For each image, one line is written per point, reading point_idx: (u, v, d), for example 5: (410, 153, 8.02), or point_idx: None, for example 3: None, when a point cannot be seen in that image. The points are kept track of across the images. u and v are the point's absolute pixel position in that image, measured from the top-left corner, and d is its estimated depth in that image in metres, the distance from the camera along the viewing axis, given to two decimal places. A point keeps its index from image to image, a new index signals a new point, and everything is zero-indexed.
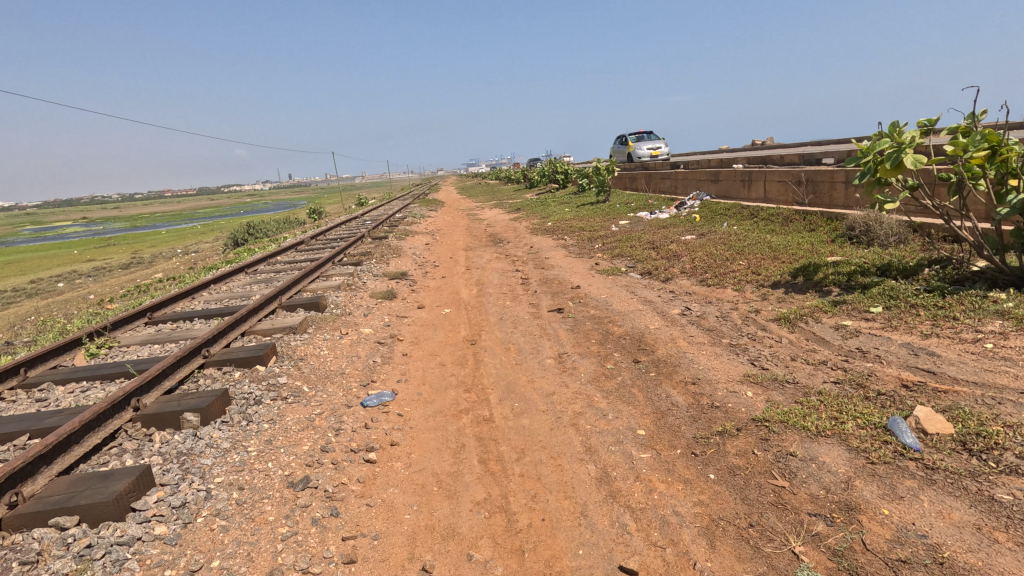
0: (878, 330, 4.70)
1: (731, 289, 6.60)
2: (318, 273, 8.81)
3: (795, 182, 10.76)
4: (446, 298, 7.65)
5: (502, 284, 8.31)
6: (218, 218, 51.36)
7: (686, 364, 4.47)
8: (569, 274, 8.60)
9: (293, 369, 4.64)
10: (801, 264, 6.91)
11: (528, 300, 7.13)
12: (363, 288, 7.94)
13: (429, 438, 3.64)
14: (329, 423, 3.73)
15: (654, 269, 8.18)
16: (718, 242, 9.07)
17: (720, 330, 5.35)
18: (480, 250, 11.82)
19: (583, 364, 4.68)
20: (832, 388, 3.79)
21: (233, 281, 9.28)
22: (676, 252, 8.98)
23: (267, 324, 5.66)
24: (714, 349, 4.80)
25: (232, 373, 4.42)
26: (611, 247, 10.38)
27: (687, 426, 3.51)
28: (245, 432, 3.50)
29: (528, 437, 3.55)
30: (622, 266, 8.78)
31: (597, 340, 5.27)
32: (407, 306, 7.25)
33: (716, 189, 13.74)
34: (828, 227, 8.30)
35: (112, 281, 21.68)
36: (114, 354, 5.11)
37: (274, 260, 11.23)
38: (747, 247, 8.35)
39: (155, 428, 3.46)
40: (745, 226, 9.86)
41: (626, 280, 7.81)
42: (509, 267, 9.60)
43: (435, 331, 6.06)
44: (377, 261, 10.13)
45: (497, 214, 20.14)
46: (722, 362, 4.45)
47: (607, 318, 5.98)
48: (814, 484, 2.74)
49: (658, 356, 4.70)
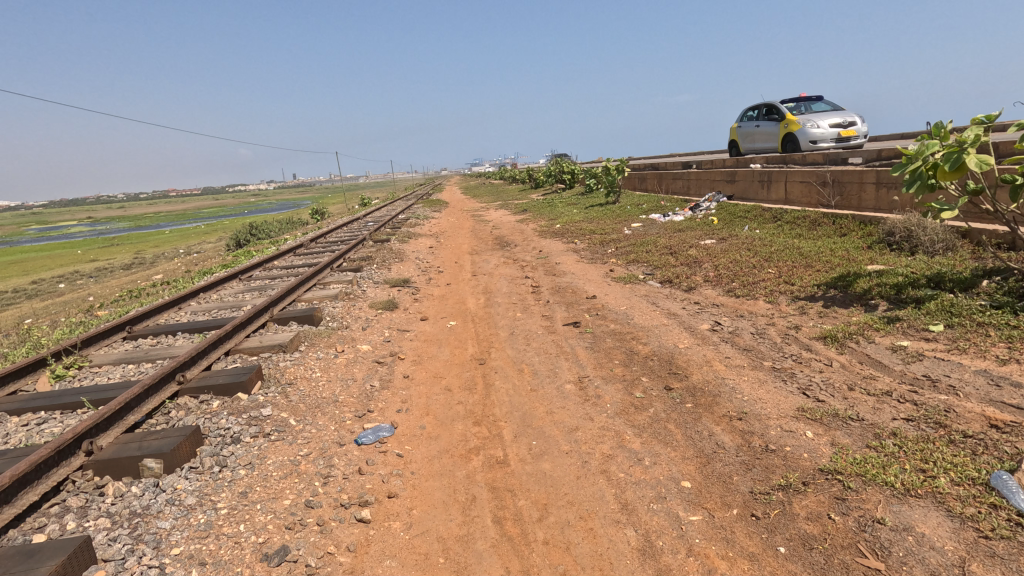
0: (944, 353, 4.13)
1: (763, 302, 6.04)
2: (315, 280, 8.28)
3: (820, 183, 10.18)
4: (452, 309, 7.10)
5: (511, 292, 7.77)
6: (221, 219, 51.12)
7: (728, 393, 3.90)
8: (583, 282, 8.06)
9: (279, 395, 4.10)
10: (838, 273, 6.33)
11: (541, 312, 6.57)
12: (362, 297, 7.38)
13: (434, 487, 3.09)
14: (316, 468, 3.19)
15: (676, 277, 7.59)
16: (742, 247, 8.50)
17: (760, 350, 4.77)
18: (487, 254, 11.30)
19: (609, 393, 4.11)
20: (907, 428, 3.22)
21: (225, 287, 8.76)
22: (698, 258, 8.40)
23: (254, 341, 5.11)
24: (757, 374, 4.22)
25: (210, 403, 3.87)
26: (626, 252, 9.83)
27: (741, 477, 2.95)
28: (216, 481, 2.96)
29: (551, 489, 3.00)
30: (639, 273, 8.23)
31: (621, 362, 4.70)
32: (409, 318, 6.69)
33: (732, 190, 13.15)
34: (862, 232, 7.72)
35: (112, 282, 21.28)
36: (82, 378, 4.57)
37: (270, 265, 10.68)
38: (775, 253, 7.76)
39: (111, 477, 2.93)
40: (769, 230, 9.26)
41: (645, 290, 7.23)
42: (518, 274, 9.06)
43: (440, 348, 5.51)
44: (378, 267, 9.57)
45: (503, 215, 19.59)
46: (769, 392, 3.89)
47: (630, 334, 5.41)
48: (916, 567, 2.18)
49: (694, 383, 4.13)
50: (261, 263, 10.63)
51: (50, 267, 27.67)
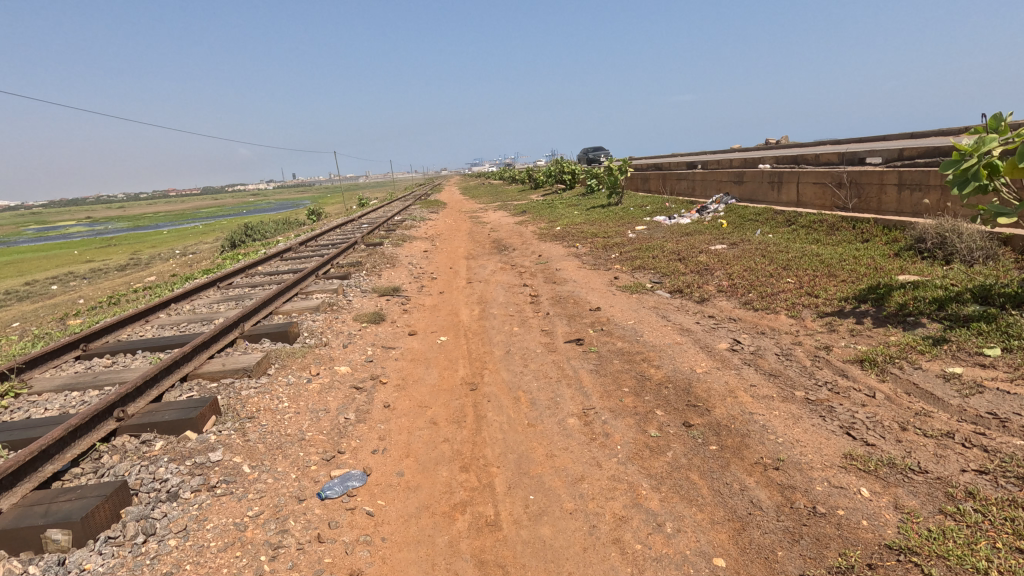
0: (1008, 383, 3.55)
1: (785, 316, 5.48)
2: (298, 288, 7.72)
3: (835, 184, 9.64)
4: (443, 322, 6.54)
5: (508, 302, 7.21)
6: (217, 219, 50.60)
7: (759, 433, 3.33)
8: (585, 290, 7.49)
9: (235, 433, 3.53)
10: (868, 284, 5.76)
11: (540, 326, 6.00)
12: (346, 309, 6.81)
13: (409, 561, 2.53)
14: (266, 535, 2.62)
15: (686, 286, 7.02)
16: (756, 253, 7.95)
17: (789, 375, 4.19)
18: (484, 259, 10.75)
19: (619, 431, 3.54)
20: (986, 486, 2.64)
21: (202, 296, 8.19)
22: (708, 266, 7.84)
23: (217, 364, 4.54)
24: (790, 408, 3.65)
25: (151, 445, 3.31)
26: (630, 258, 9.27)
27: (787, 552, 2.37)
28: (135, 558, 2.40)
29: (552, 566, 2.43)
30: (646, 281, 7.67)
31: (631, 391, 4.14)
32: (396, 332, 6.13)
33: (739, 192, 12.59)
34: (887, 238, 7.16)
35: (104, 284, 20.74)
36: (15, 409, 4.00)
37: (254, 271, 10.10)
38: (793, 260, 7.19)
39: (5, 553, 2.38)
40: (783, 234, 8.69)
41: (654, 301, 6.67)
42: (516, 281, 8.50)
43: (428, 370, 4.94)
44: (367, 274, 9.00)
45: (502, 217, 19.06)
46: (807, 430, 3.31)
47: (640, 355, 4.85)
48: None
49: (717, 419, 3.56)
50: (244, 269, 10.05)
51: (45, 267, 27.20)
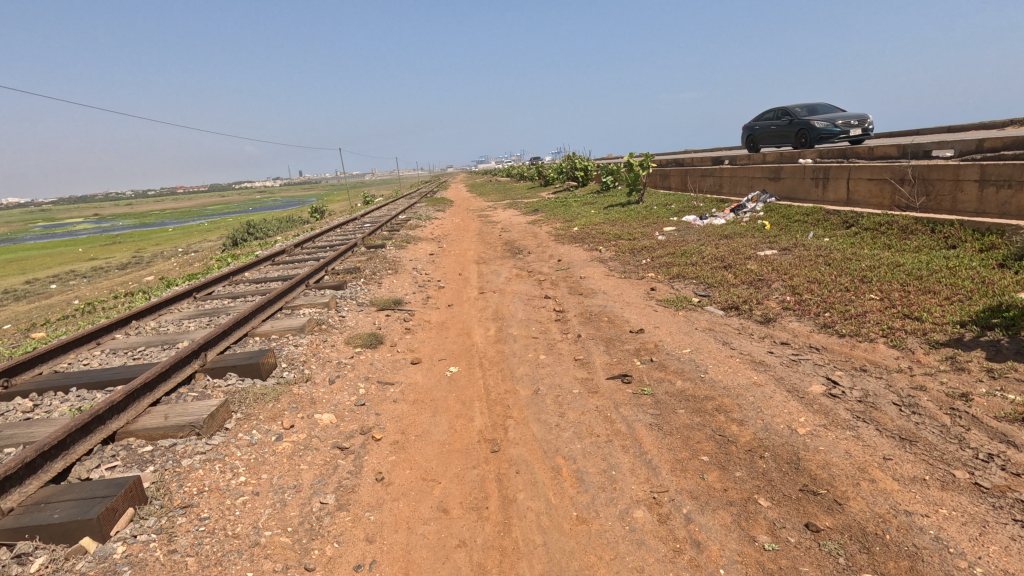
0: None
1: (885, 347, 4.34)
2: (283, 302, 6.61)
3: (897, 179, 8.49)
4: (453, 345, 5.41)
5: (530, 319, 6.11)
6: (222, 216, 49.89)
7: (936, 554, 2.21)
8: (620, 305, 6.38)
9: (157, 540, 2.45)
10: (986, 304, 4.60)
11: (573, 355, 4.89)
12: (338, 329, 5.70)
13: None
14: None
15: (743, 302, 5.86)
16: (816, 261, 6.81)
17: (931, 440, 3.06)
18: (496, 263, 9.68)
19: (717, 540, 2.44)
20: None
21: (175, 307, 7.10)
22: (761, 275, 6.71)
23: (158, 415, 3.43)
24: (962, 501, 2.51)
25: (26, 566, 2.24)
26: (664, 264, 8.15)
27: None
28: None
29: None
30: (689, 294, 6.55)
31: (714, 463, 3.02)
32: (396, 359, 5.01)
33: (777, 190, 11.44)
34: (981, 245, 6.01)
35: (101, 283, 19.91)
36: None
37: (240, 278, 8.99)
38: (869, 271, 6.03)
39: None
40: (843, 239, 7.53)
41: (707, 321, 5.52)
42: (535, 291, 7.42)
43: (435, 421, 3.82)
44: (366, 282, 7.91)
45: (512, 216, 17.94)
46: (1012, 552, 2.18)
47: (711, 402, 3.71)
48: None
49: (858, 520, 2.44)
50: (227, 276, 8.92)
51: (45, 265, 26.25)
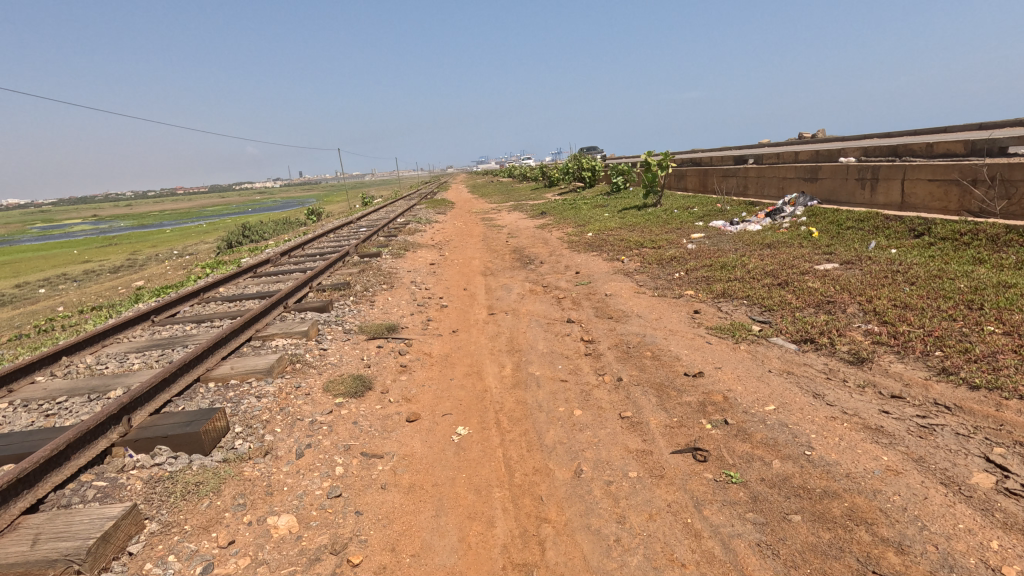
0: None
1: None
2: (253, 329, 5.43)
3: (970, 180, 7.32)
4: (460, 392, 4.26)
5: (554, 353, 4.96)
6: (218, 218, 48.84)
7: None
8: (662, 334, 5.23)
9: None
10: None
11: (618, 411, 3.73)
12: (316, 369, 4.55)
13: None
14: None
15: (820, 333, 4.71)
16: (893, 279, 5.66)
17: None
18: (506, 276, 8.54)
19: None
20: None
21: (126, 334, 5.93)
22: (829, 295, 5.57)
23: (24, 539, 2.30)
24: None
25: None
26: (702, 279, 7.01)
27: None
28: None
29: None
30: (744, 319, 5.41)
31: None
32: (387, 415, 3.86)
33: (814, 192, 10.32)
34: None
35: (84, 289, 18.74)
36: None
37: (213, 294, 7.83)
38: (972, 294, 4.88)
39: None
40: (916, 251, 6.40)
41: (780, 360, 4.37)
42: (556, 313, 6.28)
43: (439, 526, 2.68)
44: (356, 302, 6.77)
45: (518, 219, 16.76)
46: None
47: (839, 504, 2.56)
48: None
49: None
50: (198, 292, 7.74)
51: (36, 267, 25.33)
